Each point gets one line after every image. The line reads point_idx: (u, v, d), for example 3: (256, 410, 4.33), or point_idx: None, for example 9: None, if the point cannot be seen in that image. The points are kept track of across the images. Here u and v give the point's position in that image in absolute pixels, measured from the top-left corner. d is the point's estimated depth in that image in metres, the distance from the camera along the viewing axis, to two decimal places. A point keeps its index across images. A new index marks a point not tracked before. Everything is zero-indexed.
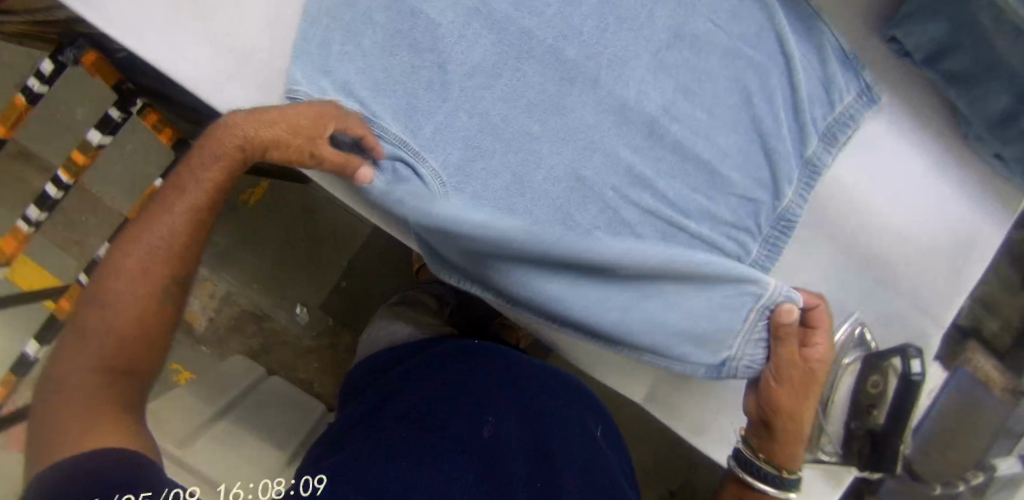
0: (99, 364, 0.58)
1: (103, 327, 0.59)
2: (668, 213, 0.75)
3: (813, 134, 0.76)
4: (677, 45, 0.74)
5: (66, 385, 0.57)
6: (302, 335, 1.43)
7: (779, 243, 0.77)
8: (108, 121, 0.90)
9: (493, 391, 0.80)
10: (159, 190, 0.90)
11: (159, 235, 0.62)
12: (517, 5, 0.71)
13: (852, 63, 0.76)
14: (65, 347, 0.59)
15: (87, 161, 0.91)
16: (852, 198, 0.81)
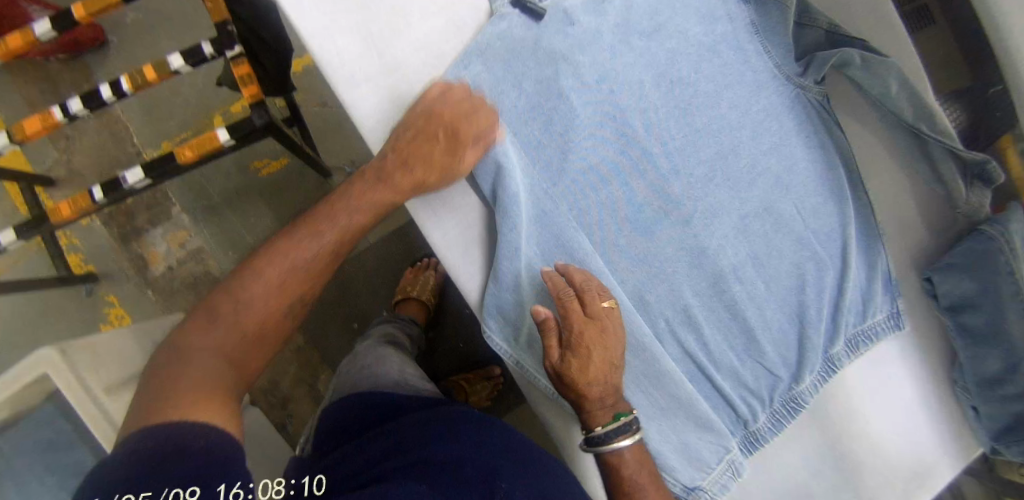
0: (247, 326, 0.63)
1: (268, 294, 0.64)
2: (702, 358, 0.79)
3: (842, 336, 0.84)
4: (763, 217, 0.80)
5: (208, 337, 0.62)
6: None
7: (783, 420, 0.82)
8: (197, 53, 0.86)
9: (494, 471, 0.70)
10: (218, 139, 0.85)
11: (336, 225, 0.67)
12: (647, 128, 0.76)
13: (892, 289, 0.85)
14: (228, 303, 0.63)
15: (157, 79, 0.87)
16: (849, 401, 0.88)
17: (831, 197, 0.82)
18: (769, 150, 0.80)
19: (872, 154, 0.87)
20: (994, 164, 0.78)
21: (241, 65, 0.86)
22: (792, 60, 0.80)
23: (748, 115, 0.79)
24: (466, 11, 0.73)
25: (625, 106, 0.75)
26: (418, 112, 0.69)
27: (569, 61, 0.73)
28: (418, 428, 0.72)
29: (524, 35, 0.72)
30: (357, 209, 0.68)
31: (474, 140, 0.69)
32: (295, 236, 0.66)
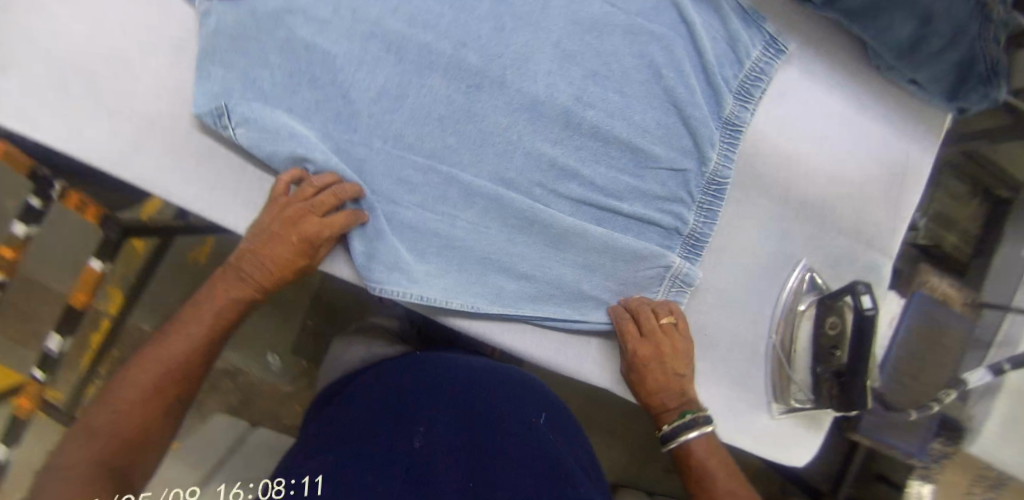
0: (111, 436, 0.63)
1: (160, 378, 0.66)
2: (598, 199, 0.75)
3: (727, 93, 0.77)
4: (576, 32, 0.73)
5: (79, 453, 0.61)
6: (277, 382, 1.29)
7: (713, 207, 0.78)
8: (29, 210, 0.86)
9: (411, 412, 0.71)
10: (96, 270, 0.88)
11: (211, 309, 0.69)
12: (409, 22, 0.71)
13: (751, 17, 0.77)
14: (123, 396, 0.64)
15: (16, 254, 0.88)
16: (779, 148, 0.81)
17: None
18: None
19: None
20: None
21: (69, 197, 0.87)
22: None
23: None
24: (180, 30, 0.71)
25: (374, 15, 0.70)
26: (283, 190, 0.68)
27: (293, 11, 0.69)
28: (364, 417, 0.71)
29: (236, 17, 0.69)
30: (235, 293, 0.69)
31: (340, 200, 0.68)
32: (183, 318, 0.69)
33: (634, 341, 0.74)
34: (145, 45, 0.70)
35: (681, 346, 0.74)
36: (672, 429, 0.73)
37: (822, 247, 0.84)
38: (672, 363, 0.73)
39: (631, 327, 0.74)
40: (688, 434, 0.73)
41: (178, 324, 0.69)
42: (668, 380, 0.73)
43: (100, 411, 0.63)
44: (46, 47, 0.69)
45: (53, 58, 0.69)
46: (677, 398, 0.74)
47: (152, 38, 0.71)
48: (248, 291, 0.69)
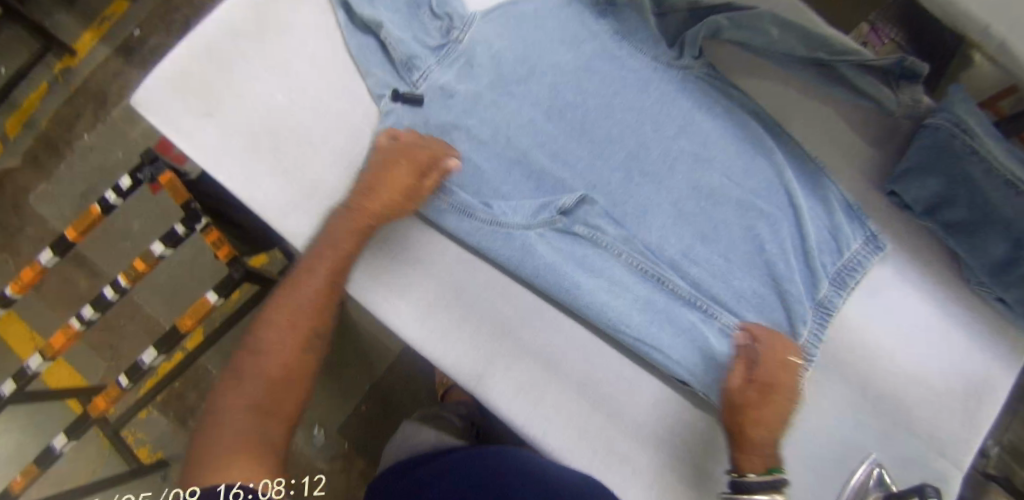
0: (246, 409, 0.67)
1: (281, 329, 0.71)
2: (685, 341, 0.78)
3: (823, 279, 0.82)
4: (695, 196, 0.82)
5: (237, 393, 0.68)
6: (315, 457, 1.42)
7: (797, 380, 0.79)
8: (173, 234, 0.98)
9: None
10: (209, 301, 0.96)
11: (324, 259, 0.74)
12: (552, 158, 0.81)
13: (856, 214, 0.84)
14: (251, 350, 0.70)
15: (146, 268, 0.98)
16: (864, 340, 0.85)
17: (754, 153, 0.83)
18: (675, 133, 0.83)
19: (785, 98, 0.88)
20: (910, 59, 0.78)
21: (209, 232, 0.98)
22: (665, 48, 0.84)
23: (643, 111, 0.83)
24: (360, 120, 0.82)
25: (524, 146, 0.81)
26: (364, 179, 0.75)
27: (459, 128, 0.80)
28: None
29: (413, 122, 0.80)
30: (339, 241, 0.74)
31: (416, 171, 0.74)
32: (285, 290, 0.73)
33: (737, 379, 0.74)
34: (329, 129, 0.81)
35: (782, 361, 0.73)
36: (748, 480, 0.69)
37: (890, 446, 0.84)
38: (759, 407, 0.72)
39: (733, 378, 0.74)
40: (761, 492, 0.68)
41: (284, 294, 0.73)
42: (772, 407, 0.72)
43: (250, 355, 0.70)
44: (249, 110, 0.81)
45: (252, 119, 0.81)
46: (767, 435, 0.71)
47: (337, 125, 0.81)
48: (339, 249, 0.74)
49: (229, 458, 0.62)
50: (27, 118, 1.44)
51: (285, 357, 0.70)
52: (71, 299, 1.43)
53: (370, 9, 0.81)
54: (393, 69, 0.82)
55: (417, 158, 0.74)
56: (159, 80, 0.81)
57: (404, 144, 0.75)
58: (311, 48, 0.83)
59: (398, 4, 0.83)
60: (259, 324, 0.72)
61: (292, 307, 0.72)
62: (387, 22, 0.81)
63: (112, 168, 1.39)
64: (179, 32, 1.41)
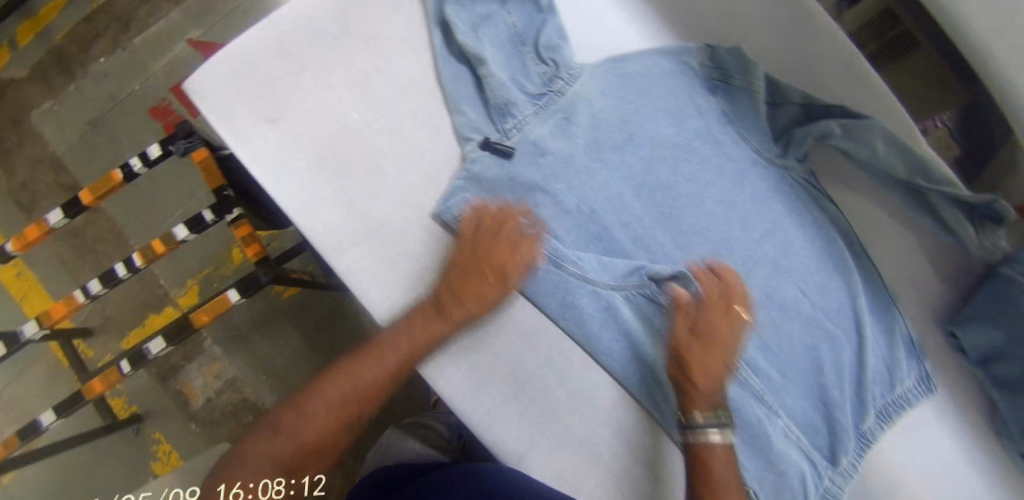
0: (266, 458, 0.64)
1: (339, 404, 0.66)
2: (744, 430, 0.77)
3: (871, 411, 0.81)
4: (766, 306, 0.79)
5: (269, 444, 0.65)
6: None
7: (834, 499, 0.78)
8: (200, 220, 0.90)
9: None
10: (229, 300, 0.89)
11: (399, 346, 0.68)
12: (633, 240, 0.76)
13: (915, 352, 0.83)
14: (310, 408, 0.65)
15: (165, 251, 0.90)
16: (891, 472, 0.84)
17: (833, 271, 0.81)
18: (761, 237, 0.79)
19: (869, 215, 0.86)
20: (1001, 202, 0.75)
21: (241, 226, 0.90)
22: (770, 143, 0.80)
23: (734, 207, 0.79)
24: (438, 159, 0.75)
25: (608, 222, 0.76)
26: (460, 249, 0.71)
27: (544, 190, 0.74)
28: None
29: (496, 175, 0.74)
30: (415, 339, 0.68)
31: (503, 273, 0.70)
32: (357, 366, 0.67)
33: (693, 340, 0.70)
34: (404, 161, 0.74)
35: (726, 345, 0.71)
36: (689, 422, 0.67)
37: None
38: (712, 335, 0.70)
39: (698, 327, 0.70)
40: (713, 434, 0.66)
41: (354, 366, 0.67)
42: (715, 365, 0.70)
43: (301, 415, 0.65)
44: (319, 124, 0.74)
45: (321, 136, 0.74)
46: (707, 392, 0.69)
47: (413, 159, 0.74)
48: (416, 344, 0.68)
49: None
50: (39, 26, 1.30)
51: (337, 418, 0.66)
52: (74, 231, 1.31)
53: (473, 39, 0.74)
54: (484, 109, 0.75)
55: (507, 264, 0.70)
56: (220, 67, 0.75)
57: (506, 238, 0.70)
58: (396, 67, 0.76)
59: (503, 39, 0.76)
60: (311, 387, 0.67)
61: (353, 382, 0.67)
62: (490, 58, 0.74)
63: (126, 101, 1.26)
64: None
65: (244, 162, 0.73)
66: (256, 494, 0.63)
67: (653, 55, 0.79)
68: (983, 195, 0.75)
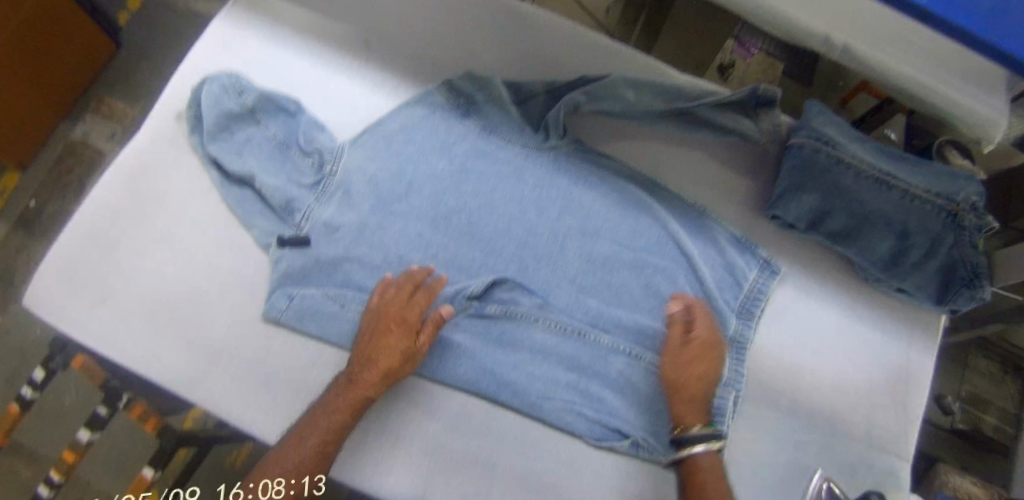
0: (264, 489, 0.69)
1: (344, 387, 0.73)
2: (600, 394, 0.79)
3: (729, 314, 0.85)
4: (590, 269, 0.85)
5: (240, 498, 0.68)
6: None
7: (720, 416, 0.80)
8: (96, 418, 0.97)
9: None
10: (146, 478, 0.96)
11: (340, 408, 0.72)
12: (446, 266, 0.83)
13: (746, 246, 0.88)
14: (319, 413, 0.71)
15: (76, 458, 0.98)
16: (781, 360, 0.87)
17: (637, 213, 0.87)
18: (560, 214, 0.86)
19: (657, 152, 0.91)
20: (762, 87, 0.85)
21: (135, 408, 0.99)
22: (531, 135, 0.88)
23: (524, 200, 0.86)
24: (252, 273, 0.82)
25: (418, 261, 0.83)
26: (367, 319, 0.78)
27: (350, 258, 0.82)
28: None
29: (304, 264, 0.81)
30: (341, 410, 0.72)
31: (411, 326, 0.77)
32: (358, 358, 0.75)
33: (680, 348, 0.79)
34: (224, 287, 0.82)
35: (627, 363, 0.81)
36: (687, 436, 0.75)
37: (836, 456, 0.85)
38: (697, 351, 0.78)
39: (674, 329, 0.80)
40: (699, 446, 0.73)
41: (339, 390, 0.73)
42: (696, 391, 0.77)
43: (309, 465, 0.69)
44: (143, 287, 0.82)
45: (147, 296, 0.82)
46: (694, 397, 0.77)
47: (233, 281, 0.82)
48: (355, 391, 0.73)
49: None
50: None
51: (324, 427, 0.71)
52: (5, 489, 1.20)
53: (239, 163, 0.83)
54: (273, 214, 0.84)
55: (407, 316, 0.77)
56: (48, 274, 0.82)
57: (406, 290, 0.79)
58: (190, 211, 0.85)
59: (267, 151, 0.85)
60: (280, 453, 0.70)
61: (322, 415, 0.71)
62: (261, 171, 0.83)
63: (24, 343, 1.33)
64: (77, 195, 1.43)
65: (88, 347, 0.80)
66: (257, 494, 0.69)
67: (401, 109, 0.88)
68: (743, 90, 0.86)
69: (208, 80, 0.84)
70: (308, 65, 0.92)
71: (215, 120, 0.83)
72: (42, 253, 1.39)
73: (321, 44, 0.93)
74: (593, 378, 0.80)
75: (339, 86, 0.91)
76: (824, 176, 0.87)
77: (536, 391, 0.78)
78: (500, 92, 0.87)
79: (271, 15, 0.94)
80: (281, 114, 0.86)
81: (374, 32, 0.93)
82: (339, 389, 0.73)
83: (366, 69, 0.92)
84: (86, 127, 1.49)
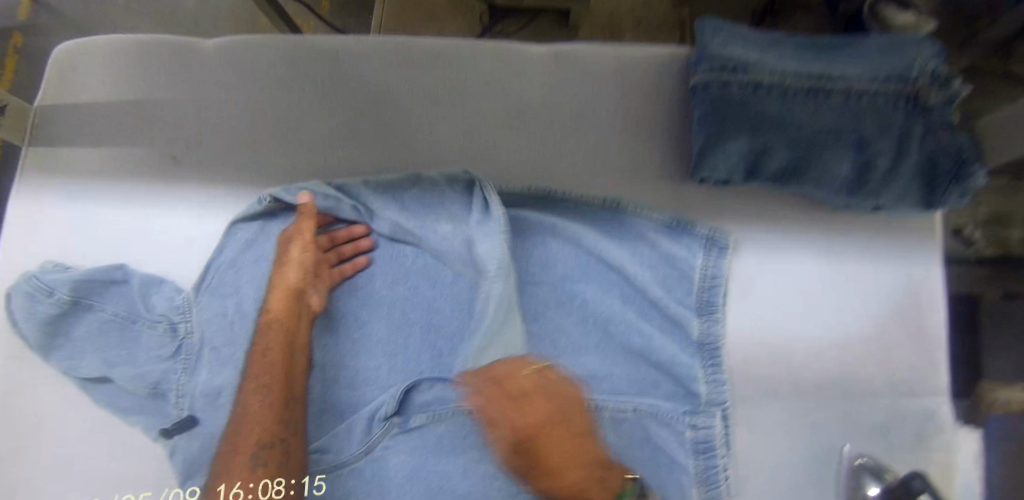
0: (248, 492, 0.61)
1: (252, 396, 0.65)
2: None
3: (687, 318, 0.71)
4: (512, 326, 0.71)
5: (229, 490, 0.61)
6: None
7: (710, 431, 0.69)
8: None
9: None
10: None
11: (272, 342, 0.68)
12: (351, 385, 0.71)
13: (681, 228, 0.72)
14: (242, 440, 0.63)
15: None
16: (767, 341, 0.74)
17: (542, 239, 0.73)
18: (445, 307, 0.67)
19: (542, 154, 0.74)
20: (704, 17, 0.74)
21: None
22: (392, 197, 0.73)
23: (411, 276, 0.74)
24: (158, 470, 0.73)
25: (319, 393, 0.71)
26: (268, 300, 0.72)
27: None
28: None
29: (198, 446, 0.70)
30: (274, 348, 0.67)
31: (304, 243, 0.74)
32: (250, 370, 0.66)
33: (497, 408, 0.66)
34: (135, 495, 0.72)
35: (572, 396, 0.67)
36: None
37: (858, 419, 0.73)
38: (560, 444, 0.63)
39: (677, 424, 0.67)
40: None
41: (249, 384, 0.65)
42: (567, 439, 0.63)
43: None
44: None
45: None
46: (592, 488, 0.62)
47: (139, 487, 0.72)
48: (277, 350, 0.67)
49: None
50: None
51: (262, 430, 0.63)
52: None
53: (89, 366, 0.72)
54: (151, 402, 0.72)
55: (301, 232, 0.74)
56: None
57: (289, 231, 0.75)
58: (68, 427, 0.74)
59: (114, 336, 0.73)
60: (223, 493, 0.61)
61: (267, 360, 0.66)
62: (115, 362, 0.72)
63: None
64: None
65: None
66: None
67: (233, 229, 0.74)
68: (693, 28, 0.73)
69: (12, 292, 0.73)
70: (124, 212, 0.78)
71: (40, 331, 0.72)
72: None
73: (128, 181, 0.78)
74: None
75: (163, 222, 0.77)
76: (746, 109, 0.68)
77: (502, 488, 0.68)
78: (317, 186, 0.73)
79: (63, 170, 0.80)
80: (110, 288, 0.74)
81: (177, 144, 0.78)
82: (267, 328, 0.69)
83: (186, 191, 0.77)
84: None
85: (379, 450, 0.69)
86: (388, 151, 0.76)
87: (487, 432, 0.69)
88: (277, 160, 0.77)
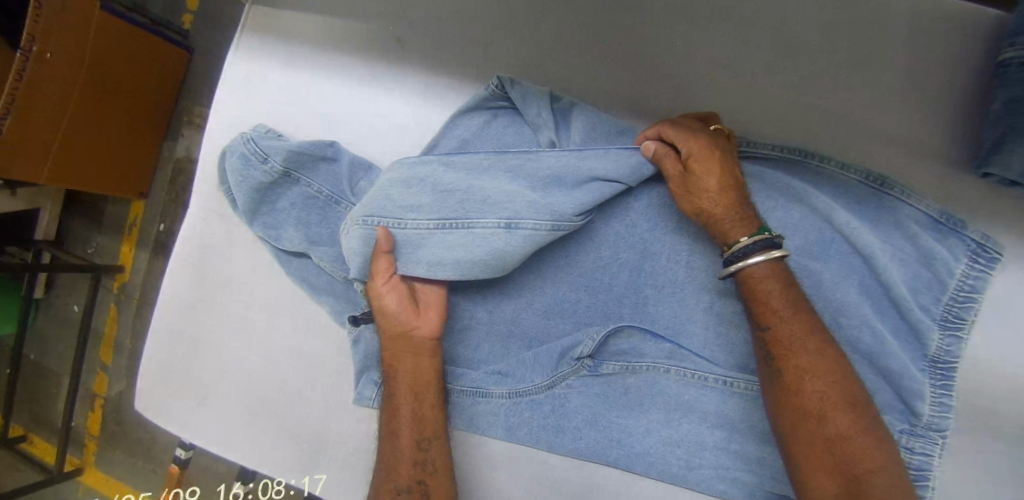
0: (392, 451, 0.64)
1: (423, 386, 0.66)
2: (766, 455, 0.63)
3: (930, 328, 0.63)
4: None
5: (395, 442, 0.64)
6: None
7: (928, 458, 0.62)
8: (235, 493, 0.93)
9: None
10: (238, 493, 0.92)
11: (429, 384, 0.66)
12: (546, 313, 0.69)
13: (951, 225, 0.63)
14: (405, 419, 0.64)
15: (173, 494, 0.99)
16: (1002, 375, 0.65)
17: (786, 203, 0.66)
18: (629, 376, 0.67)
19: (799, 115, 0.68)
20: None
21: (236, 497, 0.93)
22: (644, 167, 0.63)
23: (631, 213, 0.67)
24: (336, 354, 0.74)
25: (511, 314, 0.69)
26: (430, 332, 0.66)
27: None
28: None
29: None
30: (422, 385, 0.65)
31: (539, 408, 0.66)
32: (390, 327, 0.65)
33: None
34: (312, 372, 0.74)
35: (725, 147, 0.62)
36: (734, 251, 0.60)
37: None
38: (706, 161, 0.60)
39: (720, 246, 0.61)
40: (757, 255, 0.59)
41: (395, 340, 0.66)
42: None
43: (395, 475, 0.62)
44: (236, 380, 0.76)
45: (242, 390, 0.76)
46: (731, 216, 0.60)
47: (315, 364, 0.74)
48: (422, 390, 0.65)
49: (390, 481, 0.62)
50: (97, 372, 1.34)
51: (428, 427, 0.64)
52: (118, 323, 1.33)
53: (290, 239, 0.72)
54: (342, 287, 0.72)
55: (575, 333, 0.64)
56: (148, 378, 0.79)
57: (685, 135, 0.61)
58: (258, 292, 0.76)
59: (317, 214, 0.72)
60: (390, 464, 0.63)
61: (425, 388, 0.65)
62: (316, 241, 0.72)
63: (130, 368, 1.32)
64: (159, 247, 1.31)
65: (203, 446, 0.77)
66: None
67: (455, 121, 0.70)
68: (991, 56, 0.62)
69: (228, 151, 0.72)
70: (340, 88, 0.75)
71: (250, 197, 0.71)
72: (135, 315, 1.33)
73: (348, 55, 0.75)
74: (749, 439, 0.64)
75: (379, 108, 0.74)
76: None
77: (682, 454, 0.66)
78: (541, 121, 0.67)
79: (278, 32, 0.76)
80: (320, 164, 0.72)
81: (401, 26, 0.73)
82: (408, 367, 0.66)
83: (407, 76, 0.74)
84: (189, 141, 1.27)
85: (564, 387, 0.69)
86: (629, 76, 0.70)
87: (679, 394, 0.66)
88: (509, 61, 0.71)
